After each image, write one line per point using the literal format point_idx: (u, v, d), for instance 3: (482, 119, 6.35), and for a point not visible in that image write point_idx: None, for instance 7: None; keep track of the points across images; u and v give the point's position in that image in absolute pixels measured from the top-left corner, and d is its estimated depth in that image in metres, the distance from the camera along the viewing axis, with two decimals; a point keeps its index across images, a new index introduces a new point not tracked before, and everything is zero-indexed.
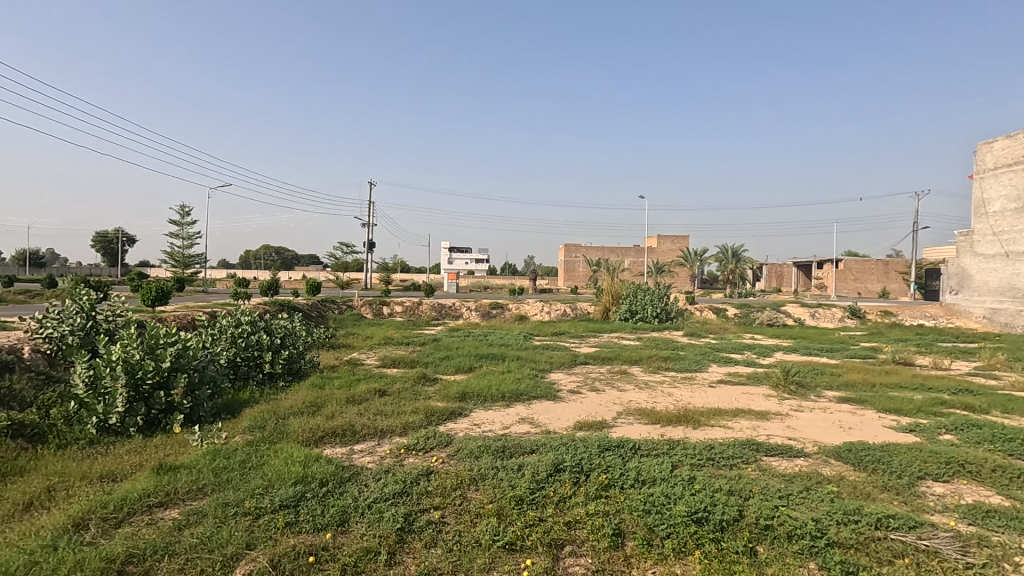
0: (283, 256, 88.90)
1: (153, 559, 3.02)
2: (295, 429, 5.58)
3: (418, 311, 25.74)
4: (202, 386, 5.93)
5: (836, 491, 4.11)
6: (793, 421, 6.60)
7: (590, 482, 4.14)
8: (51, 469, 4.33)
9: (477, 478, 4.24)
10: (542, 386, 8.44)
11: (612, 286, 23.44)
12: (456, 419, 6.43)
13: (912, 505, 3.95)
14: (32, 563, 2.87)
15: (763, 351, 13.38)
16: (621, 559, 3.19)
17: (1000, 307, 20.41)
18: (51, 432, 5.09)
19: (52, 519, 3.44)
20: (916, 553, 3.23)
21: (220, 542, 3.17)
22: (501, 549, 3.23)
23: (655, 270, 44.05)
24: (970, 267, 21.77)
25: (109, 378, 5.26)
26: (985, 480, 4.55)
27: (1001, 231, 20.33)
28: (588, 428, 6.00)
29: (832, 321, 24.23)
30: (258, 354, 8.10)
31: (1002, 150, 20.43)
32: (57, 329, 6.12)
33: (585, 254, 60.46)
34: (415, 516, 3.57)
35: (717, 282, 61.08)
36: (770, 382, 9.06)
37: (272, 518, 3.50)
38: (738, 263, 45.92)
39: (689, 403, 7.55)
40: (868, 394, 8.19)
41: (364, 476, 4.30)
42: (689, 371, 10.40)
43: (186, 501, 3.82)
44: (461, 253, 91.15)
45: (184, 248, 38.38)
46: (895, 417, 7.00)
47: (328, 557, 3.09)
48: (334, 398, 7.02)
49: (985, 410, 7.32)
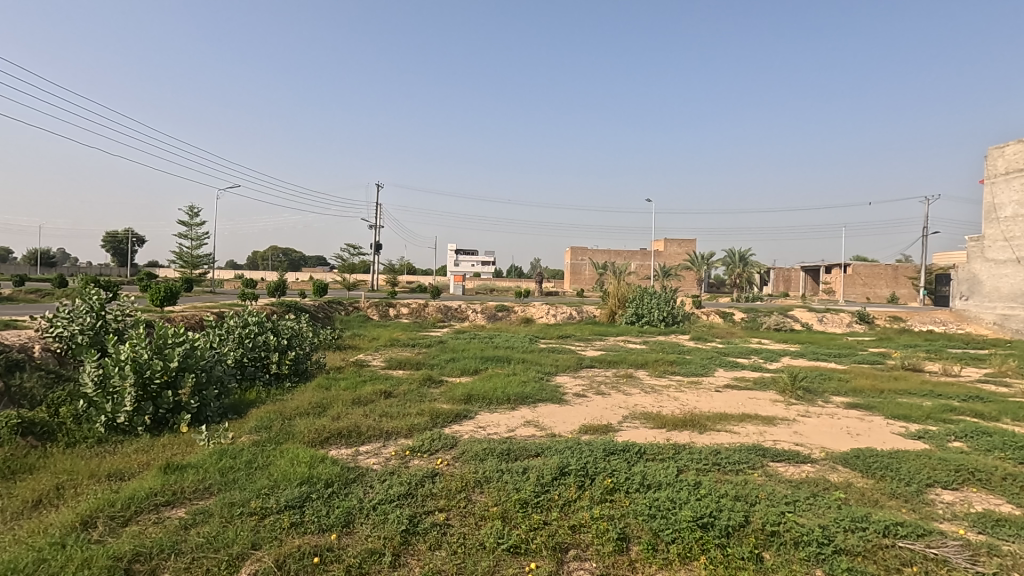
0: (291, 258, 89.70)
1: (159, 559, 3.03)
2: (302, 430, 5.61)
3: (423, 313, 25.90)
4: (209, 386, 5.99)
5: (844, 499, 4.06)
6: (800, 427, 6.54)
7: (595, 486, 4.13)
8: (59, 468, 4.37)
9: (481, 480, 4.24)
10: (548, 389, 8.44)
11: (618, 288, 23.41)
12: (461, 421, 6.45)
13: (920, 512, 3.91)
14: (41, 560, 2.90)
15: (770, 355, 13.33)
16: (625, 563, 3.19)
17: (1011, 313, 20.22)
18: (60, 431, 5.14)
19: (61, 517, 3.47)
20: (926, 561, 3.18)
21: (226, 542, 3.19)
22: (506, 552, 3.22)
23: (662, 274, 46.55)
24: (981, 273, 21.50)
25: (117, 378, 5.31)
26: (995, 489, 4.49)
27: (1012, 237, 20.10)
28: (595, 432, 5.99)
29: (839, 326, 24.07)
30: (265, 355, 8.15)
31: (1014, 154, 20.17)
32: (67, 328, 6.18)
33: (592, 257, 60.65)
34: (418, 518, 3.57)
35: (724, 286, 60.92)
36: (777, 388, 8.98)
37: (277, 519, 3.51)
38: (745, 267, 45.79)
39: (694, 408, 7.51)
40: (876, 401, 8.10)
41: (370, 477, 4.31)
42: (695, 375, 10.32)
43: (192, 500, 3.84)
44: (467, 254, 91.43)
45: (194, 247, 38.85)
46: (904, 424, 6.89)
47: (333, 558, 3.10)
48: (341, 399, 7.07)
49: (995, 419, 7.21)
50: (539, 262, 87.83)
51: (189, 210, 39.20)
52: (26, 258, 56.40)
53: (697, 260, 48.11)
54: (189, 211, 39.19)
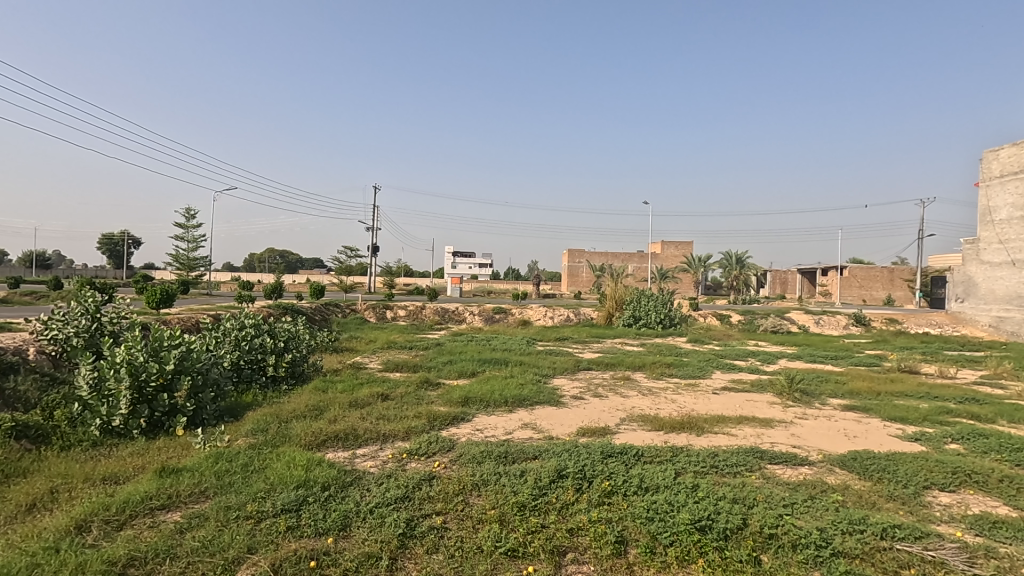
0: (289, 261, 89.58)
1: (154, 563, 3.01)
2: (298, 433, 5.57)
3: (421, 314, 25.95)
4: (205, 389, 5.94)
5: (842, 500, 4.07)
6: (797, 429, 6.53)
7: (593, 489, 4.11)
8: (53, 471, 4.35)
9: (479, 483, 4.23)
10: (545, 391, 8.42)
11: (615, 290, 23.43)
12: (458, 423, 6.43)
13: (918, 514, 3.92)
14: (34, 564, 2.88)
15: (767, 357, 13.34)
16: (624, 567, 3.17)
17: (1007, 315, 20.31)
18: (55, 433, 5.12)
19: (54, 521, 3.44)
20: (922, 563, 3.19)
21: (221, 546, 3.16)
22: (503, 556, 3.21)
23: (659, 276, 46.14)
24: (976, 275, 21.65)
25: (112, 380, 5.26)
26: (993, 491, 4.50)
27: (1007, 239, 20.21)
28: (591, 434, 5.98)
29: (836, 329, 24.07)
30: (262, 357, 8.09)
31: (1008, 157, 20.34)
32: (62, 330, 6.15)
33: (590, 259, 60.72)
34: (416, 522, 3.56)
35: (722, 288, 61.17)
36: (774, 390, 8.98)
37: (274, 523, 3.49)
38: (742, 270, 46.02)
39: (692, 410, 7.50)
40: (873, 403, 8.10)
41: (366, 480, 4.29)
42: (692, 377, 10.33)
43: (188, 504, 3.82)
44: (466, 257, 91.47)
45: (192, 249, 38.38)
46: (900, 426, 6.93)
47: (329, 562, 3.07)
48: (337, 402, 7.02)
49: (992, 420, 7.23)
50: (537, 264, 87.61)
51: (188, 212, 38.87)
52: (20, 258, 55.75)
53: (695, 262, 47.97)
54: (187, 213, 38.96)
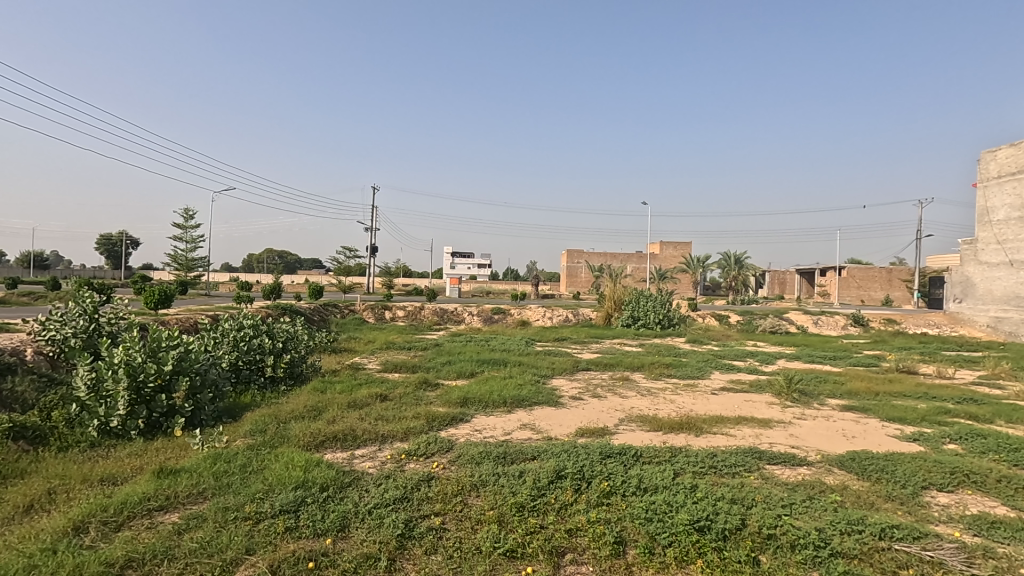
0: (287, 261, 89.51)
1: (153, 563, 3.00)
2: (297, 434, 5.56)
3: (420, 315, 25.93)
4: (203, 390, 5.92)
5: (840, 501, 4.08)
6: (796, 429, 6.53)
7: (591, 490, 4.11)
8: (51, 472, 4.34)
9: (477, 483, 4.23)
10: (544, 392, 8.42)
11: (614, 291, 23.45)
12: (457, 424, 6.43)
13: (915, 515, 3.92)
14: (31, 566, 2.87)
15: (766, 358, 13.35)
16: (622, 567, 3.17)
17: (1005, 315, 20.35)
18: (52, 434, 5.10)
19: (52, 522, 3.43)
20: (920, 564, 3.19)
21: (219, 547, 3.15)
22: (502, 557, 3.20)
23: (658, 276, 45.80)
24: (974, 276, 21.71)
25: (110, 381, 5.25)
26: (991, 491, 4.51)
27: (1005, 240, 20.24)
28: (590, 435, 5.98)
29: (835, 329, 24.12)
30: (260, 358, 8.07)
31: (1006, 158, 20.38)
32: (59, 331, 6.13)
33: (589, 260, 60.79)
34: (415, 522, 3.56)
35: (721, 289, 61.23)
36: (773, 390, 8.99)
37: (272, 524, 3.48)
38: (741, 270, 46.10)
39: (691, 411, 7.50)
40: (872, 403, 8.12)
41: (365, 481, 4.29)
42: (691, 378, 10.34)
43: (186, 505, 3.81)
44: (465, 257, 91.46)
45: (191, 249, 38.15)
46: (899, 426, 6.93)
47: (327, 563, 3.07)
48: (336, 403, 7.01)
49: (989, 421, 7.25)
50: (536, 265, 87.66)
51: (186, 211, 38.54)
52: (18, 257, 55.58)
53: (694, 262, 48.02)
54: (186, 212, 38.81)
